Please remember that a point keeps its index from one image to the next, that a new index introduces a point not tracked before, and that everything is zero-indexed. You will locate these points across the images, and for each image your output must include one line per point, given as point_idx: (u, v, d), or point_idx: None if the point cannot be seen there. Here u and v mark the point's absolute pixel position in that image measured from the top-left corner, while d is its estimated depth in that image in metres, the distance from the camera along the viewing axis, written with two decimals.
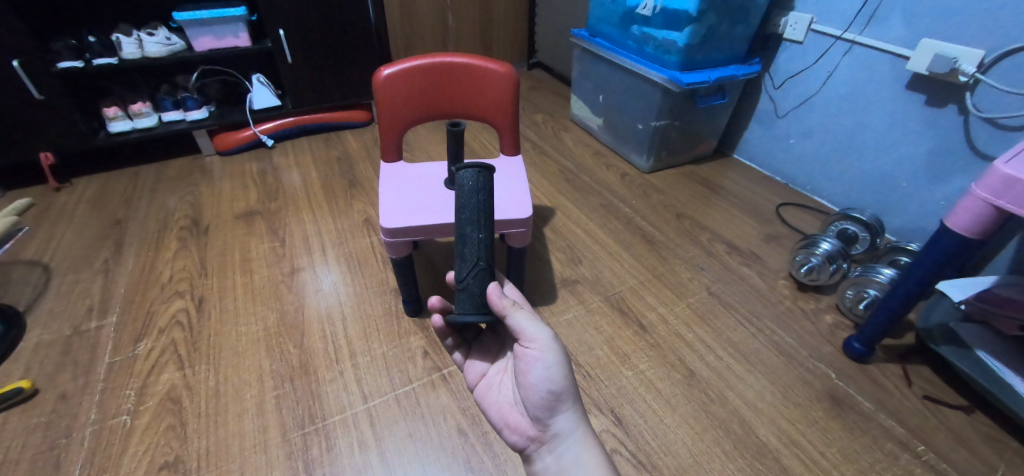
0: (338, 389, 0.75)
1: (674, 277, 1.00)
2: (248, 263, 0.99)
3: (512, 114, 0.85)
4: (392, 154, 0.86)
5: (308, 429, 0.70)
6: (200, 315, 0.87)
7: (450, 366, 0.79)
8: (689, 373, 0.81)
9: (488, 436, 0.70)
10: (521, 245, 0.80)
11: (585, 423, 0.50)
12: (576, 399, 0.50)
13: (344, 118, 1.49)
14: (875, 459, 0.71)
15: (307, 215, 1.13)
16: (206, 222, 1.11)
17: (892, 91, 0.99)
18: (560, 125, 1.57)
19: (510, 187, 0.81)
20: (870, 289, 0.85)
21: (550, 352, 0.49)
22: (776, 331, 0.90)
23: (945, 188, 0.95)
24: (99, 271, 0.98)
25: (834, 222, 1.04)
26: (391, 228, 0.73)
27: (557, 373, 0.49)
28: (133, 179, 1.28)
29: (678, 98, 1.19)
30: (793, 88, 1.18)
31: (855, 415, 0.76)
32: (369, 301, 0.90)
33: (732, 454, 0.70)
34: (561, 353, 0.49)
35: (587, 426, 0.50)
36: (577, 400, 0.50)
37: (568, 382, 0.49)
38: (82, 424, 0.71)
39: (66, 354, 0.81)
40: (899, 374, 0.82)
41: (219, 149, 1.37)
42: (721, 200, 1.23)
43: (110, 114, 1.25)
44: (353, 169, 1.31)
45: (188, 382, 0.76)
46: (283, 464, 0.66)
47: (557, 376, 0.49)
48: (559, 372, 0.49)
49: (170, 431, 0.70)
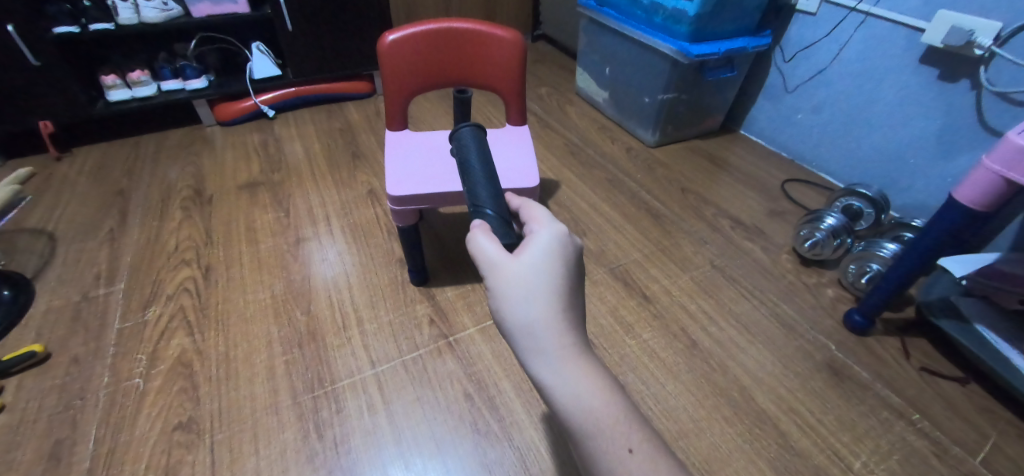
0: (346, 355, 0.77)
1: (677, 250, 1.00)
2: (254, 232, 0.99)
3: (519, 81, 0.84)
4: (397, 122, 0.85)
5: (318, 392, 0.72)
6: (207, 283, 0.88)
7: (456, 334, 0.80)
8: (691, 343, 0.82)
9: (494, 401, 0.71)
10: None
11: (556, 373, 0.34)
12: (540, 341, 0.35)
13: (344, 89, 1.47)
14: (871, 426, 0.72)
15: (311, 186, 1.13)
16: (209, 192, 1.11)
17: (904, 64, 0.98)
18: (564, 98, 1.55)
19: (516, 158, 0.81)
20: (872, 264, 0.86)
21: (491, 281, 0.37)
22: (778, 304, 0.91)
23: (954, 164, 0.95)
24: (104, 240, 0.98)
25: (839, 198, 1.05)
26: (398, 196, 0.73)
27: (506, 309, 0.36)
28: (134, 149, 1.27)
29: (686, 71, 1.18)
30: (804, 61, 1.16)
31: (853, 384, 0.78)
32: (375, 271, 0.91)
33: (732, 419, 0.72)
34: (507, 287, 0.36)
35: (559, 377, 0.34)
36: (541, 343, 0.35)
37: (521, 320, 0.35)
38: (96, 387, 0.72)
39: (76, 320, 0.82)
40: (897, 346, 0.84)
41: (220, 119, 1.35)
42: (726, 175, 1.23)
43: (109, 83, 1.23)
44: (356, 140, 1.30)
45: (199, 347, 0.77)
46: (294, 425, 0.68)
47: (508, 314, 0.36)
48: (507, 308, 0.36)
49: (182, 393, 0.71)
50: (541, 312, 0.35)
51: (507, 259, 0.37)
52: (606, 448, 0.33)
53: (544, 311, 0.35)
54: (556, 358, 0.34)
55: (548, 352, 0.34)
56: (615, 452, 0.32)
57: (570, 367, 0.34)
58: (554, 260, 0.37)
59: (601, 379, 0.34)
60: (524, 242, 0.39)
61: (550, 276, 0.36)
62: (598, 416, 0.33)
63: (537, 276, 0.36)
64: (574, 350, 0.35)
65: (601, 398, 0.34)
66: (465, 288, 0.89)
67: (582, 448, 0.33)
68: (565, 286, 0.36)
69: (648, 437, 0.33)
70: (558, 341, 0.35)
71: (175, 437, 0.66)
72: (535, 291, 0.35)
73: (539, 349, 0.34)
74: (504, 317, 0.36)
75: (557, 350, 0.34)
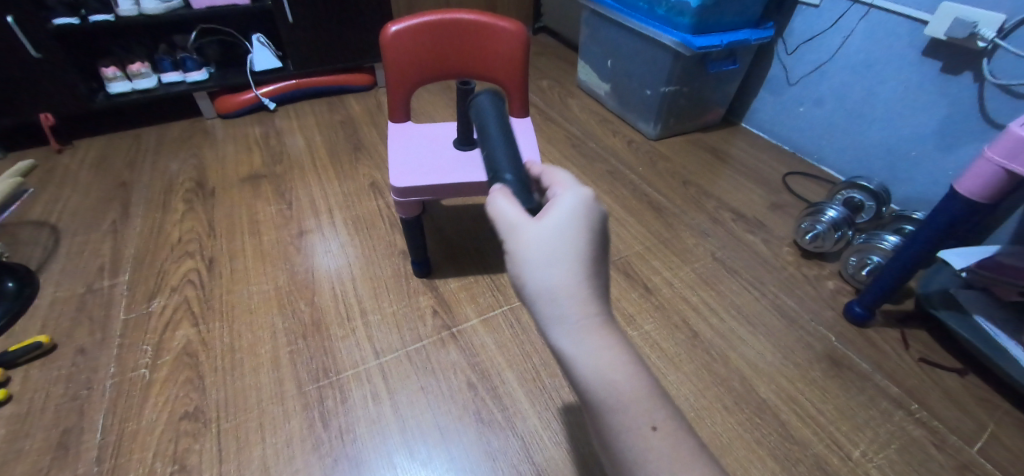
0: (350, 345, 0.77)
1: (679, 242, 1.01)
2: (256, 225, 1.00)
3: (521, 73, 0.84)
4: (399, 114, 0.85)
5: (323, 382, 0.72)
6: (211, 275, 0.88)
7: (459, 325, 0.81)
8: (692, 334, 0.83)
9: (497, 390, 0.72)
10: None
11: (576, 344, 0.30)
12: (559, 309, 0.31)
13: (345, 82, 1.46)
14: (870, 415, 0.73)
15: (313, 178, 1.13)
16: (211, 185, 1.11)
17: (907, 57, 0.98)
18: (566, 91, 1.55)
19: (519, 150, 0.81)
20: (873, 256, 0.87)
21: (509, 246, 0.34)
22: (779, 296, 0.91)
23: (955, 157, 0.95)
24: (107, 232, 0.98)
25: (840, 191, 1.05)
26: (401, 188, 0.73)
27: (523, 274, 0.32)
28: (135, 142, 1.27)
29: (688, 63, 1.18)
30: (807, 54, 1.16)
31: (853, 375, 0.78)
32: (378, 262, 0.91)
33: (733, 409, 0.73)
34: (526, 249, 0.33)
35: (581, 348, 0.30)
36: (561, 310, 0.31)
37: (538, 284, 0.32)
38: (103, 377, 0.73)
39: (81, 311, 0.82)
40: (896, 337, 0.84)
41: (221, 112, 1.35)
42: (727, 168, 1.23)
43: (109, 75, 1.23)
44: (358, 133, 1.30)
45: (204, 338, 0.78)
46: (300, 414, 0.68)
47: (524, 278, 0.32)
48: (524, 273, 0.32)
49: (188, 383, 0.72)
50: (563, 277, 0.31)
51: (528, 223, 0.34)
52: (627, 426, 0.29)
53: (565, 275, 0.31)
54: (578, 329, 0.31)
55: (571, 321, 0.31)
56: (640, 429, 0.29)
57: (593, 339, 0.31)
58: (579, 222, 0.33)
59: (626, 353, 0.31)
60: (546, 204, 0.35)
61: (572, 238, 0.32)
62: (622, 393, 0.30)
63: (557, 237, 0.33)
64: (599, 321, 0.31)
65: (625, 374, 0.30)
66: (468, 280, 0.89)
67: (600, 423, 0.30)
68: (591, 250, 0.33)
69: (676, 418, 0.30)
70: (580, 310, 0.31)
71: (182, 426, 0.67)
72: (556, 252, 0.32)
73: (558, 319, 0.31)
74: (521, 282, 0.32)
75: (581, 320, 0.31)
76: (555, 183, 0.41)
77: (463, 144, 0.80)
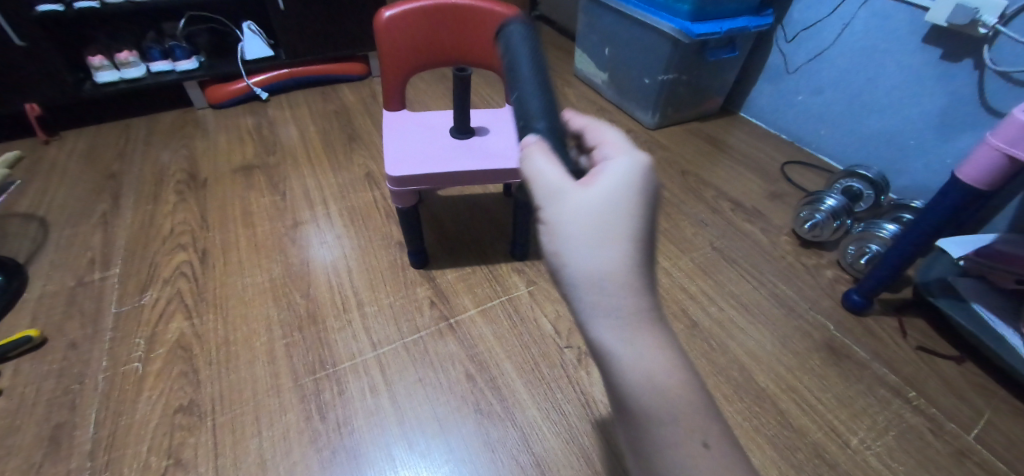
0: (347, 337, 0.76)
1: (678, 232, 1.00)
2: (250, 216, 0.98)
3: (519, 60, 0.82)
4: (395, 102, 0.84)
5: (320, 374, 0.71)
6: (204, 268, 0.87)
7: (457, 316, 0.80)
8: (692, 323, 0.83)
9: (496, 381, 0.72)
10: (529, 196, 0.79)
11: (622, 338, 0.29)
12: (604, 297, 0.29)
13: (339, 71, 1.44)
14: (868, 403, 0.73)
15: (307, 169, 1.11)
16: (203, 176, 1.09)
17: (907, 44, 0.97)
18: (562, 80, 1.53)
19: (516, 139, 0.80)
20: (872, 245, 0.87)
21: (553, 213, 0.32)
22: (778, 285, 0.91)
23: (954, 144, 0.95)
24: (97, 224, 0.96)
25: (839, 180, 1.05)
26: (397, 177, 0.72)
27: (565, 252, 0.31)
28: (125, 133, 1.24)
29: (687, 51, 1.16)
30: (806, 41, 1.15)
31: (851, 363, 0.78)
32: (374, 253, 0.90)
33: (732, 398, 0.73)
34: (569, 226, 0.31)
35: (626, 344, 0.29)
36: (606, 299, 0.29)
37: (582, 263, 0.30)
38: (95, 371, 0.71)
39: (72, 304, 0.81)
40: (894, 326, 0.84)
41: (212, 102, 1.33)
42: (725, 157, 1.23)
43: (96, 64, 1.20)
44: (352, 123, 1.28)
45: (197, 331, 0.77)
46: (296, 407, 0.68)
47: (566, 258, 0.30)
48: (565, 251, 0.31)
49: (183, 376, 0.71)
50: (615, 261, 0.30)
51: (575, 187, 0.32)
52: (680, 442, 0.29)
53: (615, 262, 0.29)
54: (625, 325, 0.29)
55: (619, 314, 0.29)
56: (692, 448, 0.28)
57: (642, 338, 0.30)
58: (633, 199, 0.31)
59: (674, 354, 0.30)
60: (595, 169, 0.33)
61: (625, 219, 0.30)
62: (672, 404, 0.29)
63: (609, 216, 0.30)
64: (648, 319, 0.30)
65: (674, 378, 0.29)
66: (465, 271, 0.88)
67: (643, 435, 0.29)
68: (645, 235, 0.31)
69: (726, 434, 0.29)
70: (628, 304, 0.29)
71: (176, 420, 0.66)
72: (608, 233, 0.30)
73: (605, 311, 0.29)
74: (564, 263, 0.31)
75: (630, 316, 0.29)
76: (602, 142, 0.38)
77: (460, 133, 0.79)
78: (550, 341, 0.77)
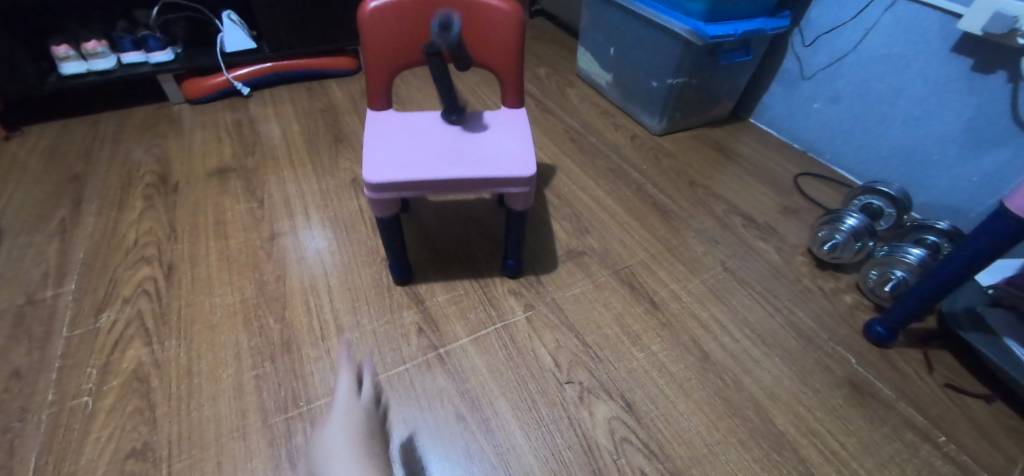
0: (324, 369, 0.69)
1: (687, 250, 0.93)
2: (222, 226, 0.90)
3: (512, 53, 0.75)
4: (379, 102, 0.76)
5: (292, 413, 0.64)
6: (169, 285, 0.79)
7: (447, 345, 0.73)
8: (703, 355, 0.76)
9: (489, 423, 0.65)
10: (523, 208, 0.72)
11: None
12: None
13: (327, 66, 1.35)
14: (895, 450, 0.67)
15: (289, 173, 1.03)
16: (175, 179, 1.01)
17: (934, 54, 0.90)
18: (564, 80, 1.45)
19: (510, 141, 0.72)
20: (896, 270, 0.80)
21: None
22: (795, 312, 0.84)
23: (981, 162, 0.89)
24: (55, 233, 0.88)
25: (858, 196, 0.98)
26: (375, 182, 0.64)
27: None
28: (92, 129, 1.15)
29: (698, 53, 1.09)
30: (824, 46, 1.08)
31: (875, 403, 0.72)
32: (358, 271, 0.83)
33: (748, 443, 0.66)
34: None
35: None
36: None
37: None
38: (39, 407, 0.64)
39: (19, 327, 0.73)
40: (920, 360, 0.78)
41: (189, 96, 1.24)
42: (736, 167, 1.16)
43: (60, 54, 1.11)
44: (339, 122, 1.20)
45: (157, 360, 0.69)
46: (264, 452, 0.60)
47: None
48: None
49: (137, 414, 0.63)
50: None
51: None
52: None
53: None
54: None
55: None
56: None
57: None
58: None
59: None
60: None
61: None
62: None
63: None
64: None
65: None
66: (457, 292, 0.81)
67: None
68: None
69: None
70: None
71: (127, 466, 0.58)
72: None
73: None
74: None
75: None
76: None
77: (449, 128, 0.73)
78: (549, 376, 0.70)
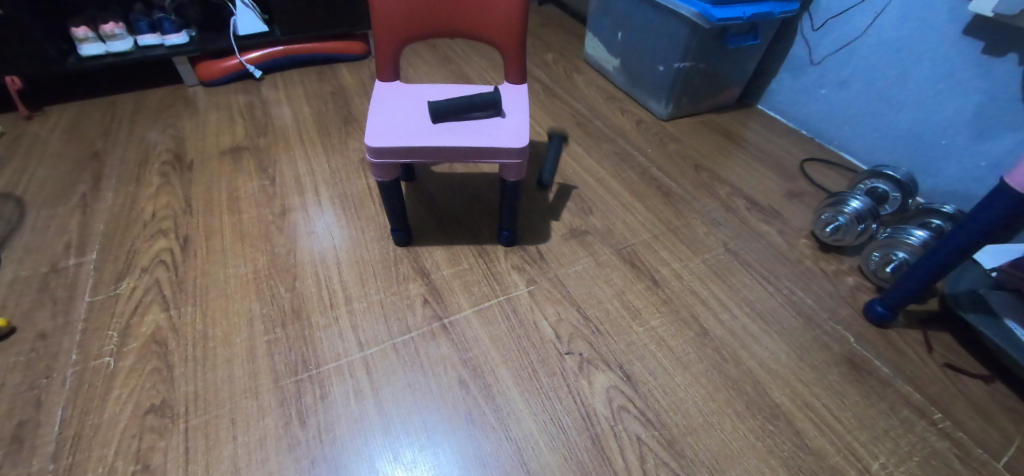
0: (333, 336, 0.71)
1: (689, 231, 0.94)
2: (236, 202, 0.93)
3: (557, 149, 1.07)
4: (387, 73, 0.78)
5: (302, 376, 0.67)
6: (185, 256, 0.82)
7: (451, 316, 0.75)
8: (702, 330, 0.77)
9: (491, 389, 0.67)
10: (516, 178, 0.73)
11: None
12: None
13: (337, 50, 1.36)
14: (890, 425, 0.68)
15: (300, 153, 1.05)
16: (190, 157, 1.04)
17: (944, 37, 0.90)
18: (572, 65, 1.46)
19: (509, 116, 0.73)
20: (898, 252, 0.80)
21: None
22: (795, 291, 0.85)
23: (991, 147, 0.88)
24: (76, 206, 0.91)
25: (864, 180, 0.98)
26: (377, 147, 0.66)
27: None
28: (110, 109, 1.18)
29: (706, 37, 1.09)
30: (834, 30, 1.07)
31: (872, 380, 0.73)
32: (366, 245, 0.85)
33: (744, 415, 0.67)
34: None
35: None
36: None
37: None
38: (64, 365, 0.67)
39: (44, 292, 0.76)
40: (919, 340, 0.79)
41: (203, 79, 1.27)
42: (742, 152, 1.16)
43: (79, 35, 1.14)
44: (349, 105, 1.22)
45: (174, 325, 0.72)
46: (275, 411, 0.63)
47: None
48: None
49: (156, 373, 0.66)
50: None
51: None
52: None
53: None
54: None
55: None
56: None
57: None
58: None
59: None
60: None
61: None
62: None
63: None
64: None
65: None
66: (462, 266, 0.83)
67: None
68: None
69: None
70: None
71: (147, 421, 0.62)
72: None
73: None
74: None
75: None
76: None
77: (442, 116, 0.70)
78: (550, 346, 0.72)
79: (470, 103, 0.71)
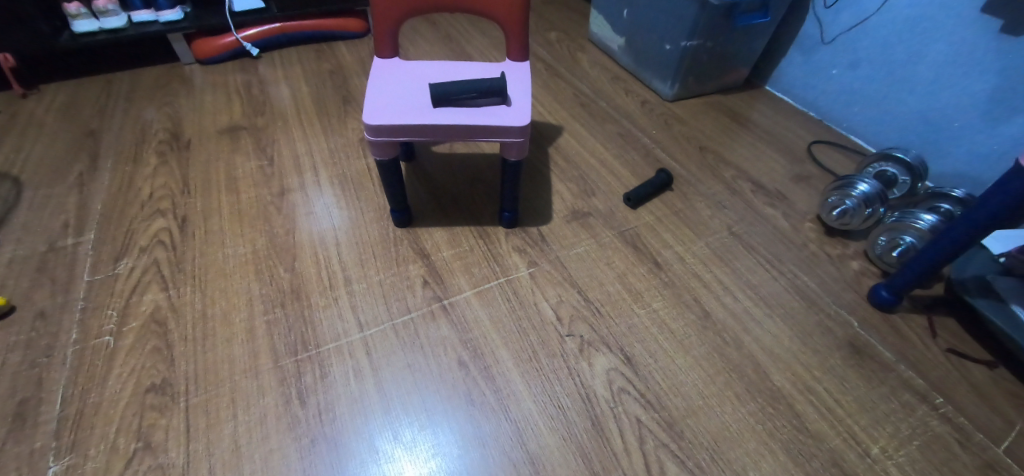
0: (332, 316, 0.71)
1: (694, 214, 0.93)
2: (234, 182, 0.91)
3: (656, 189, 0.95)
4: (387, 49, 0.76)
5: (302, 356, 0.66)
6: (183, 236, 0.81)
7: (451, 297, 0.75)
8: (704, 313, 0.76)
9: (490, 370, 0.67)
10: (518, 158, 0.72)
11: None
12: None
13: (335, 27, 1.33)
14: (891, 409, 0.67)
15: (297, 132, 1.04)
16: (187, 136, 1.02)
17: (960, 15, 0.87)
18: (576, 44, 1.43)
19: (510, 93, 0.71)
20: (906, 236, 0.79)
21: None
22: (799, 275, 0.84)
23: (1005, 129, 0.86)
24: (73, 185, 0.90)
25: (872, 163, 0.96)
26: (374, 125, 0.65)
27: None
28: (106, 88, 1.17)
29: (714, 15, 1.05)
30: (846, 8, 1.04)
31: (874, 364, 0.72)
32: (366, 226, 0.84)
33: (745, 398, 0.67)
34: None
35: None
36: None
37: None
38: (64, 345, 0.67)
39: (43, 272, 0.76)
40: (923, 325, 0.78)
41: (199, 57, 1.25)
42: (748, 134, 1.14)
43: (72, 11, 1.11)
44: (347, 84, 1.19)
45: (173, 304, 0.72)
46: (275, 390, 0.63)
47: None
48: None
49: (156, 353, 0.66)
50: None
51: None
52: None
53: None
54: None
55: None
56: None
57: None
58: None
59: None
60: None
61: None
62: None
63: None
64: None
65: None
66: (462, 248, 0.82)
67: None
68: None
69: None
70: None
71: (148, 399, 0.62)
72: None
73: None
74: None
75: None
76: None
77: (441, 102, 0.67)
78: (550, 328, 0.72)
79: (473, 90, 0.67)
